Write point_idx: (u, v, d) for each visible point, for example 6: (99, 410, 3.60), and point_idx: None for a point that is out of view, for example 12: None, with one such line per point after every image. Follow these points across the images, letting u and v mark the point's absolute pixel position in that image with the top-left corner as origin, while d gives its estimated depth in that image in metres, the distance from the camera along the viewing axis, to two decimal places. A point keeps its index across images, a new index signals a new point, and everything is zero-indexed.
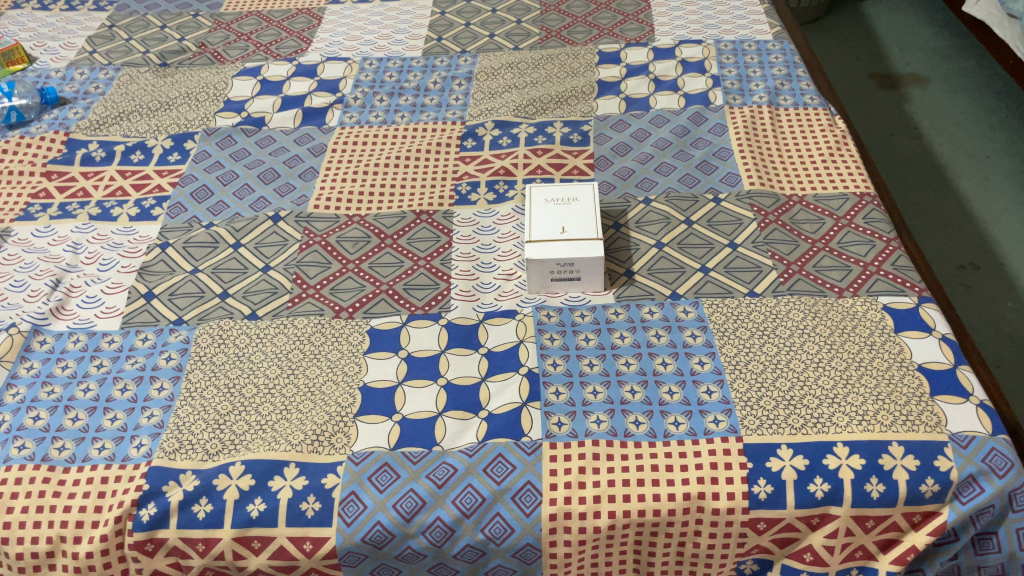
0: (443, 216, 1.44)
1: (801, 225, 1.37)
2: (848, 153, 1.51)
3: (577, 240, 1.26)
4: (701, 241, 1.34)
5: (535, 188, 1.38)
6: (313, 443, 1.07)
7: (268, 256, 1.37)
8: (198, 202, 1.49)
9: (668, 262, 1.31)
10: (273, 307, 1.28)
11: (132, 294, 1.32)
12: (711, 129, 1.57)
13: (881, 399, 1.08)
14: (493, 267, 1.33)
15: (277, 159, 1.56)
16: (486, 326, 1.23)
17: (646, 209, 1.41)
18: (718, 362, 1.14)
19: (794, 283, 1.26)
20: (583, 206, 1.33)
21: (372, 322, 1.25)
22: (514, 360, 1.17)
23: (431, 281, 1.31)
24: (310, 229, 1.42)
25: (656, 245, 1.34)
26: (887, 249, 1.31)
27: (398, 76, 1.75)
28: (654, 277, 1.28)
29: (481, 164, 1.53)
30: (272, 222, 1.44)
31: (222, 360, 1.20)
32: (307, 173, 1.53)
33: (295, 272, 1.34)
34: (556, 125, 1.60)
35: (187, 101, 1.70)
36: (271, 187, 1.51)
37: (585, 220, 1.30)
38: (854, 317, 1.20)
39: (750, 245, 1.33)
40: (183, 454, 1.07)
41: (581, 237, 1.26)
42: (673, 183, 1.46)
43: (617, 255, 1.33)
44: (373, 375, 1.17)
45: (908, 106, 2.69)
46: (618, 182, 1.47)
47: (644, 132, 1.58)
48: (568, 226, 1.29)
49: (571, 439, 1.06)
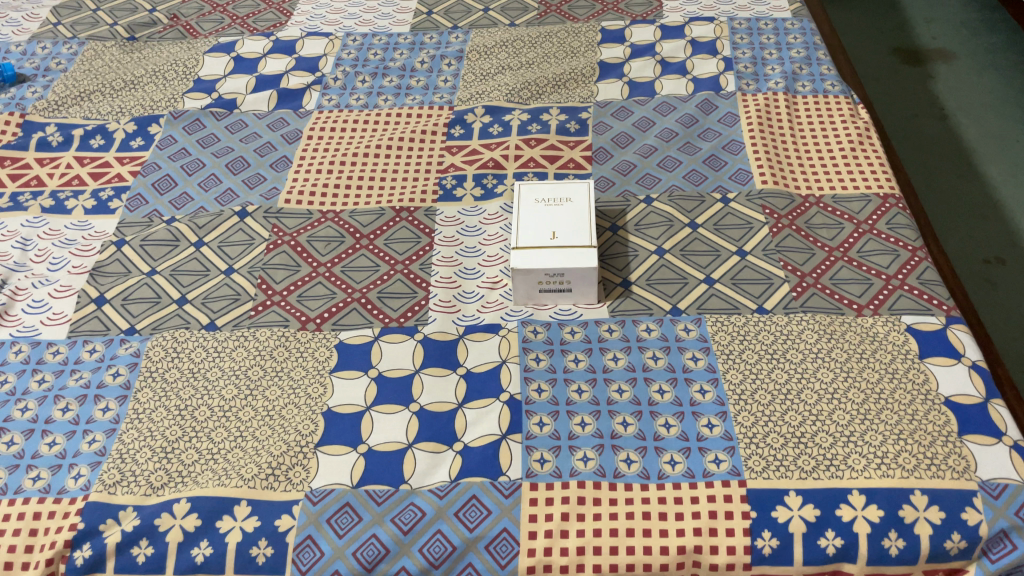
0: (426, 214, 1.31)
1: (817, 230, 1.24)
2: (872, 148, 1.38)
3: (569, 250, 1.14)
4: (706, 247, 1.22)
5: (525, 185, 1.25)
6: (267, 478, 0.97)
7: (232, 258, 1.26)
8: (161, 194, 1.37)
9: (670, 271, 1.18)
10: (233, 316, 1.17)
11: (81, 299, 1.21)
12: (722, 119, 1.44)
13: (901, 439, 0.96)
14: (477, 274, 1.21)
15: (248, 146, 1.44)
16: (466, 342, 1.12)
17: (646, 210, 1.28)
18: (721, 391, 1.03)
19: (808, 299, 1.14)
20: (577, 208, 1.20)
21: (342, 335, 1.14)
22: (495, 384, 1.05)
23: (408, 289, 1.20)
24: (279, 226, 1.30)
25: (656, 251, 1.22)
26: (912, 260, 1.19)
27: (383, 54, 1.61)
28: (653, 288, 1.16)
29: (469, 155, 1.40)
30: (238, 218, 1.32)
31: (175, 378, 1.09)
32: (280, 162, 1.41)
33: (260, 277, 1.23)
34: (552, 112, 1.47)
35: (154, 80, 1.57)
36: (240, 178, 1.38)
37: (578, 224, 1.18)
38: (874, 340, 1.08)
39: (761, 253, 1.20)
40: (125, 487, 0.98)
41: (573, 245, 1.14)
42: (677, 180, 1.33)
43: (613, 263, 1.21)
44: (339, 397, 1.06)
45: (933, 84, 2.53)
46: (617, 178, 1.34)
47: (648, 121, 1.44)
48: (559, 230, 1.17)
49: (554, 480, 0.95)
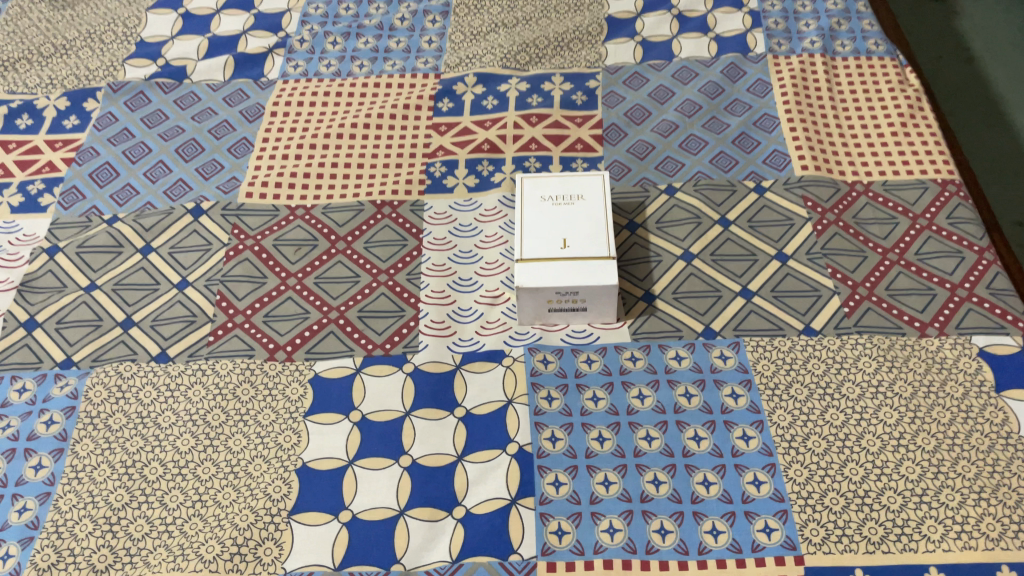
0: (412, 210, 1.13)
1: (868, 227, 1.07)
2: (925, 122, 1.19)
3: (585, 263, 0.96)
4: (740, 251, 1.05)
5: (529, 179, 1.07)
6: (233, 558, 0.82)
7: (186, 268, 1.07)
8: (99, 186, 1.17)
9: (700, 282, 1.02)
10: (188, 343, 0.99)
11: (8, 322, 1.03)
12: (751, 88, 1.25)
13: (982, 499, 0.82)
14: (474, 286, 1.04)
15: (201, 126, 1.24)
16: (464, 374, 0.95)
17: (669, 204, 1.11)
18: (767, 437, 0.87)
19: (862, 316, 0.97)
20: (591, 207, 1.03)
21: (317, 367, 0.97)
22: (501, 431, 0.89)
23: (394, 306, 1.02)
24: (240, 227, 1.12)
25: (683, 256, 1.05)
26: (980, 264, 1.02)
27: (356, 9, 1.40)
28: (681, 303, 1.00)
29: (460, 135, 1.21)
30: (192, 216, 1.13)
31: (120, 425, 0.93)
32: (240, 146, 1.21)
33: (220, 291, 1.05)
34: (555, 80, 1.28)
35: (90, 43, 1.35)
36: (193, 166, 1.19)
37: (593, 228, 1.00)
38: (941, 369, 0.92)
39: (804, 257, 1.03)
40: (63, 571, 0.82)
41: (588, 256, 0.97)
42: (703, 165, 1.15)
43: (633, 271, 1.04)
44: (315, 448, 0.89)
45: (958, 20, 2.31)
46: (633, 163, 1.16)
47: (665, 91, 1.25)
48: (571, 237, 0.99)
49: (576, 557, 0.80)
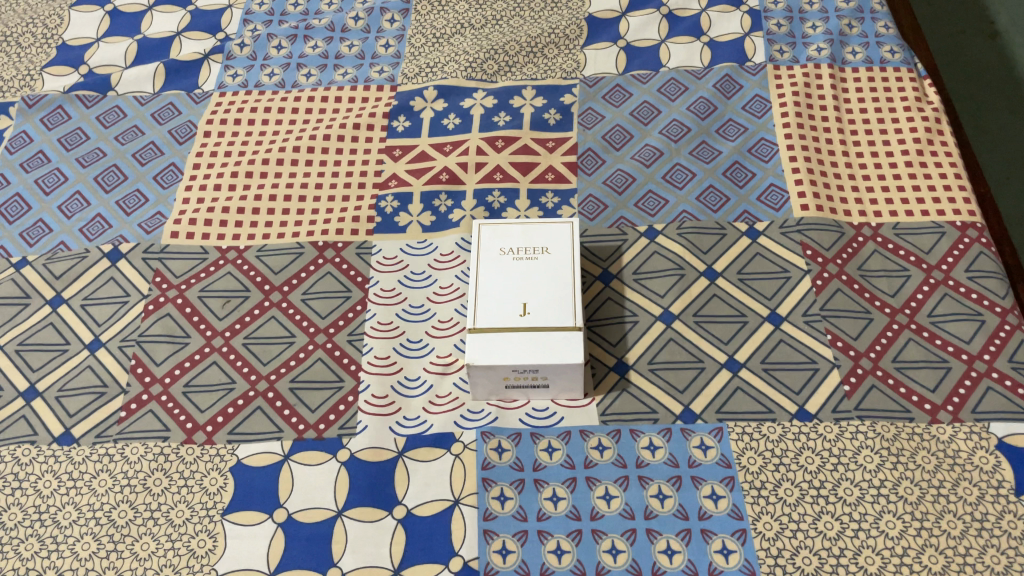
0: (358, 253, 1.00)
1: (874, 281, 0.94)
2: (945, 149, 1.04)
3: (547, 336, 0.84)
4: (728, 311, 0.92)
5: (488, 225, 0.93)
6: None
7: (98, 325, 0.95)
8: (7, 223, 1.04)
9: (680, 350, 0.89)
10: (95, 421, 0.88)
11: None
12: (746, 106, 1.10)
13: None
14: (424, 350, 0.92)
15: (125, 148, 1.10)
16: (406, 464, 0.83)
17: (648, 250, 0.97)
18: (750, 551, 0.76)
19: (865, 395, 0.85)
20: (557, 262, 0.89)
21: (240, 453, 0.85)
22: (444, 539, 0.78)
23: (331, 375, 0.90)
24: (163, 274, 0.99)
25: (662, 316, 0.92)
26: (1002, 330, 0.89)
27: (306, 6, 1.25)
28: (658, 377, 0.87)
29: (416, 161, 1.07)
30: (109, 260, 1.00)
31: (13, 524, 0.82)
32: (167, 173, 1.07)
33: (135, 355, 0.92)
34: (526, 94, 1.13)
35: (6, 47, 1.21)
36: (113, 198, 1.05)
37: (558, 290, 0.87)
38: (953, 465, 0.80)
39: (800, 320, 0.90)
40: None
41: (550, 327, 0.84)
42: (689, 202, 1.01)
43: (605, 334, 0.91)
44: (232, 557, 0.78)
45: None
46: (609, 199, 1.02)
47: (650, 109, 1.10)
48: (532, 301, 0.86)
49: None
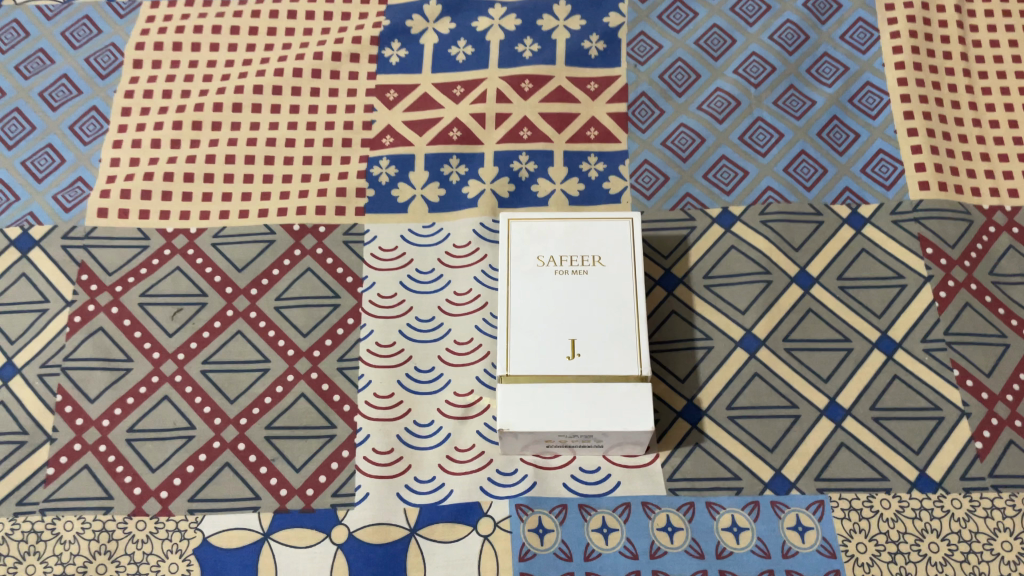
0: (346, 241, 0.77)
1: (1011, 292, 0.73)
2: None
3: (603, 389, 0.63)
4: (827, 334, 0.72)
5: (520, 220, 0.70)
6: None
7: (11, 343, 0.73)
8: None
9: (767, 390, 0.69)
10: (15, 482, 0.68)
11: None
12: (848, 35, 0.85)
13: None
14: (438, 383, 0.71)
15: (30, 86, 0.84)
16: (421, 547, 0.65)
17: (723, 243, 0.75)
18: None
19: (1001, 457, 0.67)
20: (615, 279, 0.67)
21: (205, 528, 0.66)
22: None
23: (319, 419, 0.70)
24: (91, 269, 0.76)
25: (743, 341, 0.71)
26: None
27: None
28: (739, 428, 0.68)
29: (418, 109, 0.82)
30: (20, 248, 0.76)
31: None
32: (87, 122, 0.82)
33: (62, 388, 0.71)
34: (557, 13, 0.87)
35: None
36: (17, 157, 0.81)
37: (617, 321, 0.66)
38: None
39: (919, 349, 0.71)
40: None
41: (607, 378, 0.64)
42: (774, 175, 0.78)
43: (670, 364, 0.71)
44: None
45: None
46: (671, 167, 0.79)
47: (721, 36, 0.85)
48: (582, 337, 0.65)
49: None
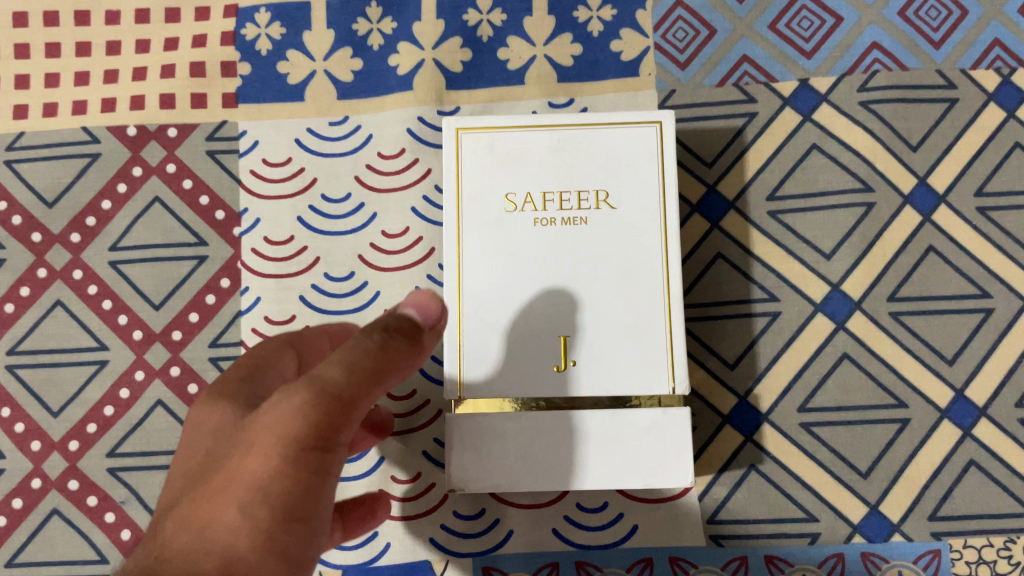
0: (210, 150, 0.49)
1: None
2: None
3: (613, 422, 0.39)
4: (958, 286, 0.47)
5: (474, 129, 0.43)
6: None
7: None
8: None
9: (861, 380, 0.46)
10: None
11: None
12: None
13: None
14: None
15: None
16: None
17: (798, 141, 0.48)
18: None
19: None
20: (634, 231, 0.41)
21: None
22: None
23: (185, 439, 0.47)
24: None
25: (825, 301, 0.47)
26: None
27: None
28: (817, 442, 0.45)
29: None
30: None
31: None
32: None
33: None
34: None
35: None
36: None
37: (637, 304, 0.41)
38: None
39: None
40: None
41: (618, 402, 0.40)
42: (883, 21, 0.49)
43: (715, 342, 0.46)
44: None
45: None
46: (718, 14, 0.50)
47: None
48: (581, 335, 0.40)
49: None
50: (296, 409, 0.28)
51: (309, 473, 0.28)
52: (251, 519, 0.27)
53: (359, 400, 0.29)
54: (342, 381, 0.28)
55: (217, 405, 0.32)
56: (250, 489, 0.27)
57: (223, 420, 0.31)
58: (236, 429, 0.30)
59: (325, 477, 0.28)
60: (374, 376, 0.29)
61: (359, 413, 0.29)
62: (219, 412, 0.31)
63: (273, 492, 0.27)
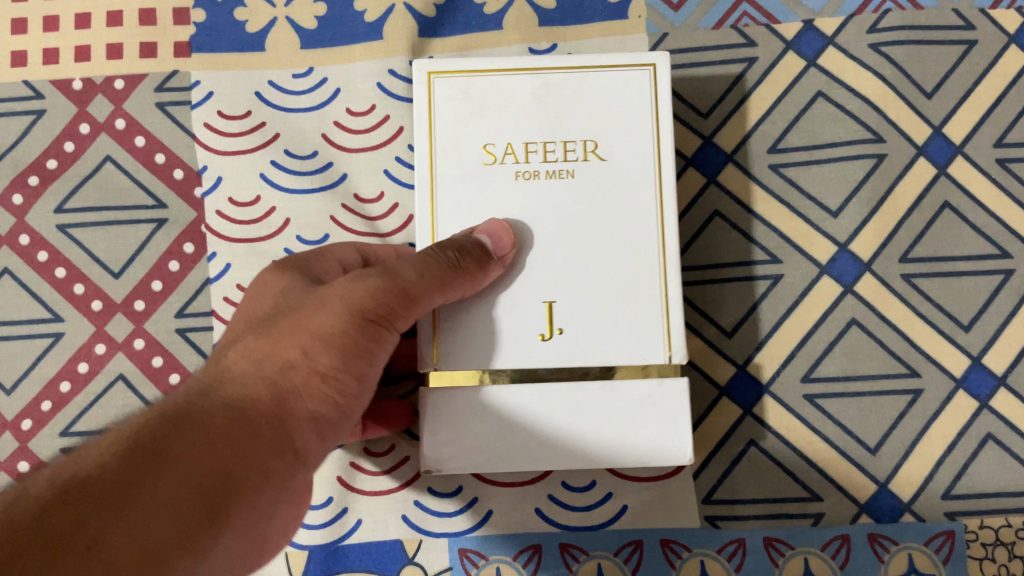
0: (163, 103, 0.45)
1: None
2: None
3: (603, 396, 0.36)
4: (977, 245, 0.43)
5: (448, 73, 0.39)
6: None
7: None
8: None
9: (871, 348, 0.42)
10: None
11: None
12: None
13: None
14: None
15: None
16: None
17: (803, 88, 0.44)
18: None
19: None
20: (627, 184, 0.38)
21: None
22: None
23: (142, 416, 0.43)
24: None
25: (833, 262, 0.43)
26: None
27: None
28: (823, 415, 0.42)
29: None
30: None
31: None
32: None
33: None
34: None
35: None
36: None
37: (630, 264, 0.37)
38: None
39: None
40: None
41: (612, 371, 0.36)
42: None
43: (713, 307, 0.43)
44: None
45: None
46: None
47: None
48: (567, 299, 0.37)
49: None
50: (373, 290, 0.32)
51: (368, 341, 0.32)
52: (312, 360, 0.31)
53: (425, 296, 0.33)
54: (416, 280, 0.33)
55: (280, 271, 0.36)
56: (316, 337, 0.31)
57: (294, 283, 0.35)
58: (305, 290, 0.34)
59: (378, 348, 0.33)
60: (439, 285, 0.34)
61: (420, 309, 0.34)
62: (285, 278, 0.35)
63: (332, 335, 0.31)
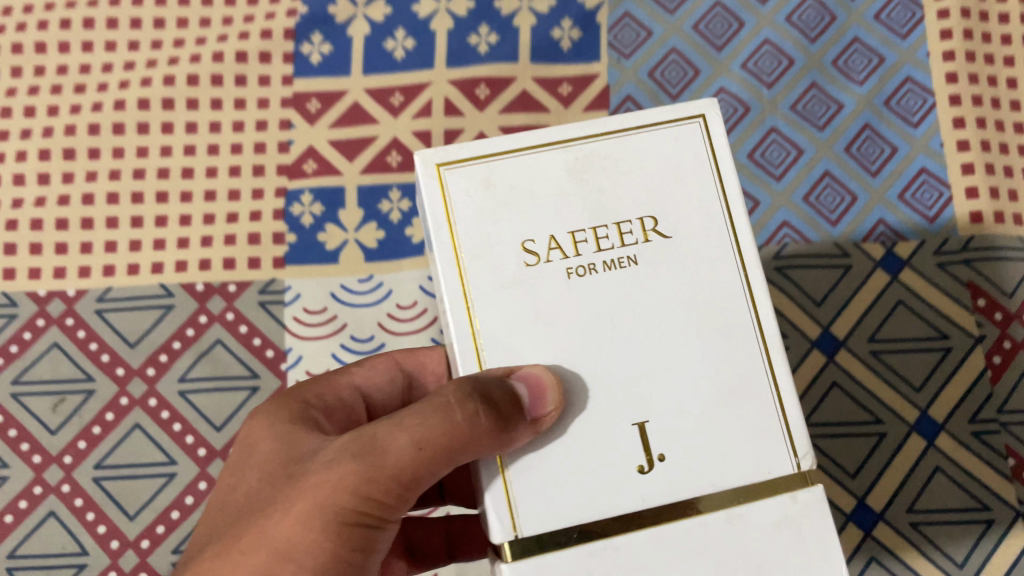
0: (262, 300, 0.62)
1: None
2: None
3: (730, 527, 0.32)
4: (857, 414, 0.59)
5: (460, 161, 0.35)
6: None
7: None
8: None
9: None
10: None
11: None
12: (884, 12, 0.67)
13: None
14: None
15: None
16: None
17: None
18: None
19: None
20: (708, 261, 0.34)
21: None
22: None
23: None
24: None
25: None
26: None
27: None
28: None
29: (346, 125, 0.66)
30: None
31: None
32: None
33: None
34: None
35: None
36: None
37: (727, 363, 0.33)
38: None
39: (966, 432, 0.58)
40: None
41: (727, 492, 0.32)
42: (793, 205, 0.63)
43: None
44: None
45: None
46: None
47: (724, 19, 0.68)
48: (659, 417, 0.33)
49: None
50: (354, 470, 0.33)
51: (362, 523, 0.33)
52: (315, 519, 0.33)
53: (424, 473, 0.33)
54: (408, 457, 0.33)
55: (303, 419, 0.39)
56: (314, 509, 0.33)
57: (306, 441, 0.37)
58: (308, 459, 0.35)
59: (377, 523, 0.34)
60: (443, 460, 0.33)
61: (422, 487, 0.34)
62: (302, 432, 0.37)
63: (314, 540, 0.33)
